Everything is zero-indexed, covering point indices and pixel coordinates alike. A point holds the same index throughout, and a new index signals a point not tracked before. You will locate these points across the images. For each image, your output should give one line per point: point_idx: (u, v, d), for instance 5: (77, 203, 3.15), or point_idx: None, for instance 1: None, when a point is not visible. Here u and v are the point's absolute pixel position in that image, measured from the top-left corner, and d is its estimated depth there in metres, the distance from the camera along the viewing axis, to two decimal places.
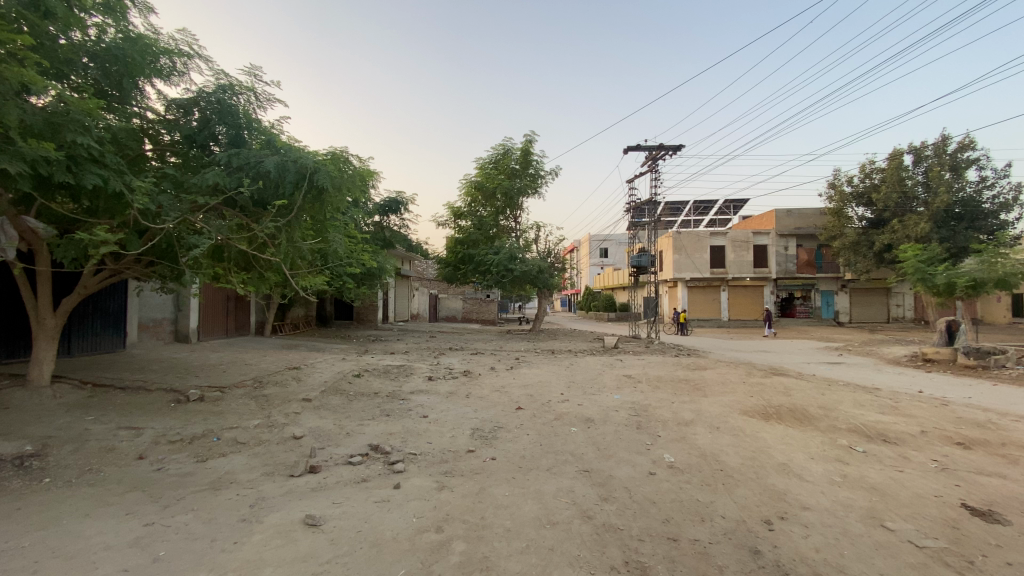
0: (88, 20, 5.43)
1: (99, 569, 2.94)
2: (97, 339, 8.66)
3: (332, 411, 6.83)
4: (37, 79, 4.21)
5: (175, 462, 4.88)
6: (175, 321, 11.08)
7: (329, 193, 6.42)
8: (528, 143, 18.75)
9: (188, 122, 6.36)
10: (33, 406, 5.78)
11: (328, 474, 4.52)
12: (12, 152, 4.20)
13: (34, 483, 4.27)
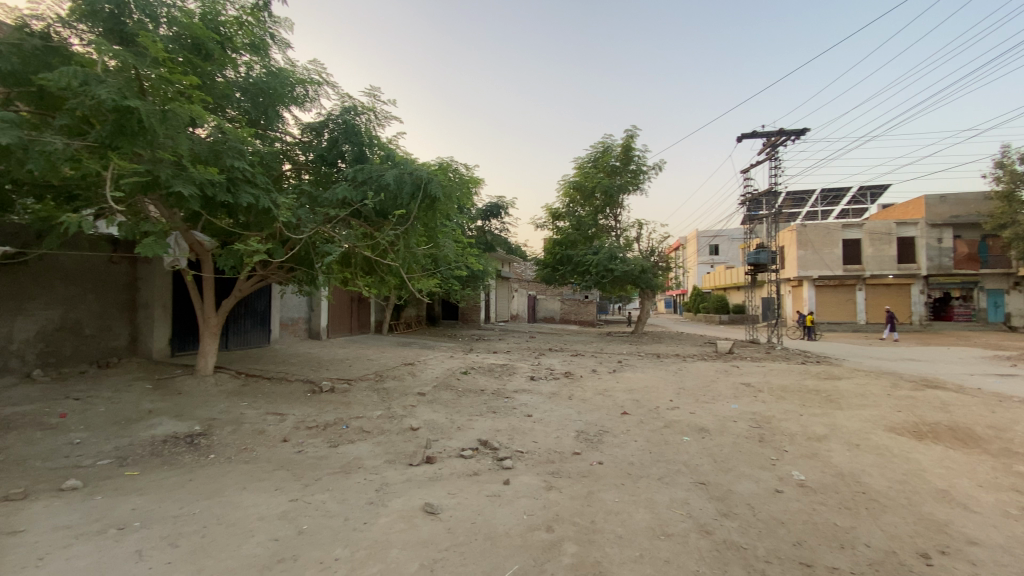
0: (240, 59, 6.30)
1: (256, 537, 3.39)
2: (249, 335, 10.01)
3: (443, 406, 7.21)
4: (202, 114, 4.99)
5: (312, 446, 5.48)
6: (308, 319, 12.45)
7: (441, 202, 6.82)
8: (629, 139, 18.24)
9: (319, 142, 7.13)
10: (201, 392, 6.85)
11: (442, 465, 4.78)
12: (185, 176, 5.01)
13: (203, 458, 5.06)
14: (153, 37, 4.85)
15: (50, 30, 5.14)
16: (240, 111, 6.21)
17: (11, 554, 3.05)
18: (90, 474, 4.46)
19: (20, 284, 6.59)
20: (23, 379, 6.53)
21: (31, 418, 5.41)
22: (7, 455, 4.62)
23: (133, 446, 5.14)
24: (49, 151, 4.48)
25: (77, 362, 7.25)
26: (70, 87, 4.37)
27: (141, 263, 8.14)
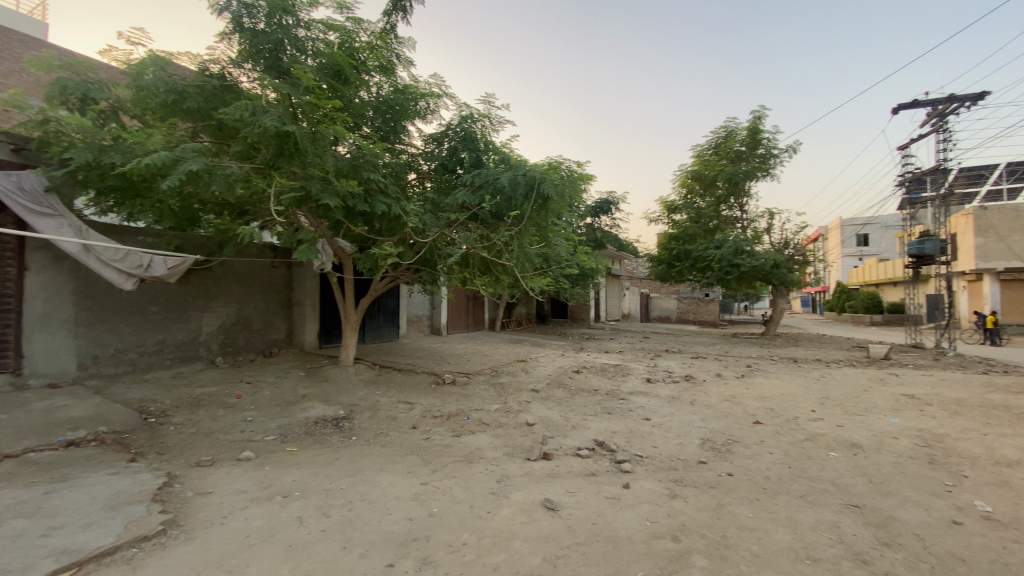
0: (372, 81, 6.94)
1: (393, 515, 3.73)
2: (381, 330, 11.01)
3: (558, 403, 7.26)
4: (343, 133, 5.61)
5: (438, 434, 5.86)
6: (430, 317, 13.32)
7: (554, 201, 6.90)
8: (756, 120, 16.71)
9: (440, 151, 7.60)
10: (343, 380, 7.69)
11: (560, 462, 4.82)
12: (331, 189, 5.66)
13: (347, 439, 5.69)
14: (304, 69, 5.54)
15: (225, 71, 6.06)
16: (372, 127, 6.85)
17: (206, 510, 3.70)
18: (260, 447, 5.25)
19: (207, 286, 7.94)
20: (210, 364, 7.88)
21: (217, 397, 6.52)
22: (202, 427, 5.62)
23: (292, 425, 5.94)
24: (228, 174, 5.34)
25: (248, 351, 8.57)
26: (244, 119, 5.16)
27: (294, 267, 9.37)
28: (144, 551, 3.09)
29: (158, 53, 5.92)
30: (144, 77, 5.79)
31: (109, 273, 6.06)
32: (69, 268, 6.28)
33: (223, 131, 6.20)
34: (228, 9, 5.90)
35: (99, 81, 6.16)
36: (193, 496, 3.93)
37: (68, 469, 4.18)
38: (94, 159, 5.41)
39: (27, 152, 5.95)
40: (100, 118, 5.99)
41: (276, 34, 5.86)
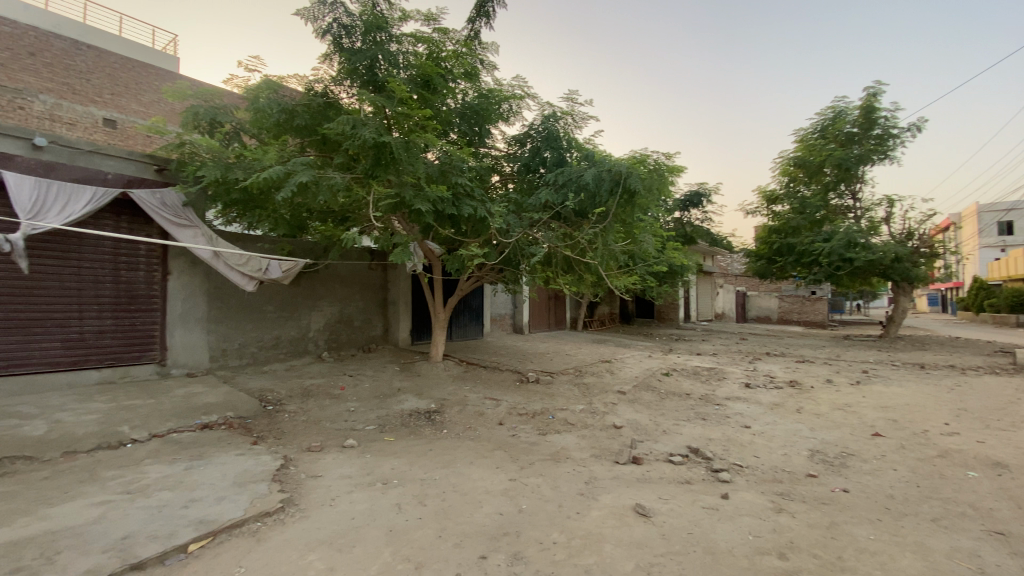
0: (458, 87, 7.18)
1: (485, 509, 3.84)
2: (467, 328, 11.37)
3: (646, 406, 7.05)
4: (433, 140, 5.87)
5: (524, 432, 5.95)
6: (513, 316, 13.52)
7: (640, 195, 6.70)
8: (872, 98, 14.99)
9: (523, 152, 7.68)
10: (434, 375, 8.05)
11: (651, 467, 4.68)
12: (422, 195, 5.95)
13: (438, 431, 5.96)
14: (397, 82, 5.87)
15: (328, 89, 6.54)
16: (459, 132, 7.08)
17: (317, 492, 4.06)
18: (361, 436, 5.65)
19: (314, 287, 8.69)
20: (317, 358, 8.62)
21: (323, 389, 7.12)
22: (311, 415, 6.17)
23: (389, 417, 6.32)
24: (332, 184, 5.81)
25: (349, 346, 9.26)
26: (345, 132, 5.58)
27: (388, 268, 9.95)
28: (267, 525, 3.45)
29: (271, 78, 6.52)
30: (260, 100, 6.42)
31: (234, 276, 6.84)
32: (203, 272, 7.19)
33: (326, 145, 6.73)
34: (329, 31, 6.38)
35: (224, 106, 6.95)
36: (305, 478, 4.33)
37: (205, 448, 4.78)
38: (222, 176, 6.13)
39: (167, 171, 6.80)
40: (225, 139, 6.77)
41: (371, 51, 6.23)
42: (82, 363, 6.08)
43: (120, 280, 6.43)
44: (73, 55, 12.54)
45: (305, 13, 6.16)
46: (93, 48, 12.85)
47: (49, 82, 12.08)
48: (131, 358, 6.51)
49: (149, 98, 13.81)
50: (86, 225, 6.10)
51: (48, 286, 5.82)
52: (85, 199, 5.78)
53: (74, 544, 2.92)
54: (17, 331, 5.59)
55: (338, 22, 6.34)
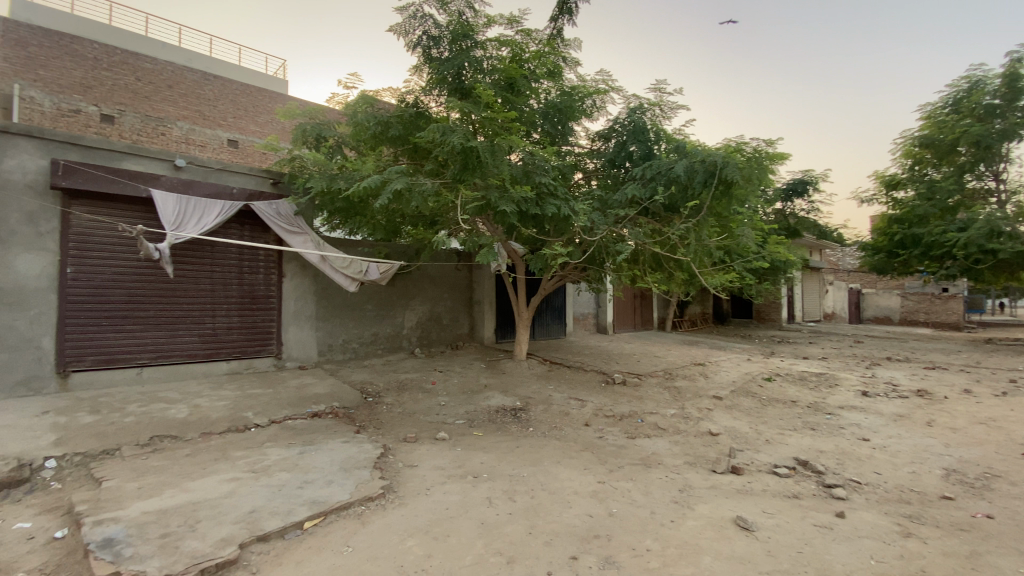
0: (541, 87, 7.20)
1: (575, 509, 3.82)
2: (550, 328, 11.40)
3: (745, 413, 6.60)
4: (518, 142, 5.95)
5: (612, 434, 5.83)
6: (597, 315, 13.32)
7: (738, 185, 6.31)
8: (1020, 61, 12.83)
9: (608, 148, 7.55)
10: (519, 374, 8.15)
11: (752, 478, 4.38)
12: (508, 196, 6.05)
13: (525, 429, 6.02)
14: (483, 87, 6.01)
15: (418, 99, 6.85)
16: (543, 132, 7.11)
17: (413, 481, 4.28)
18: (452, 429, 5.87)
19: (406, 287, 9.16)
20: (410, 354, 9.10)
21: (416, 383, 7.50)
22: (406, 408, 6.52)
23: (478, 412, 6.51)
24: (423, 190, 6.09)
25: (438, 343, 9.66)
26: (435, 139, 5.80)
27: (474, 269, 10.25)
28: (370, 510, 3.70)
29: (367, 94, 6.99)
30: (358, 115, 6.90)
31: (339, 278, 7.42)
32: (311, 274, 7.88)
33: (416, 152, 7.08)
34: (419, 44, 6.68)
35: (327, 122, 7.57)
36: (402, 467, 4.58)
37: (315, 435, 5.23)
38: (327, 186, 6.68)
39: (281, 183, 7.51)
40: (330, 152, 7.37)
41: (459, 58, 6.42)
42: (215, 355, 6.92)
43: (244, 282, 7.24)
44: (204, 85, 14.28)
45: (398, 28, 6.52)
46: (219, 78, 14.52)
47: (185, 110, 13.86)
48: (254, 351, 7.30)
49: (264, 119, 15.39)
50: (217, 234, 6.93)
51: (187, 288, 6.70)
52: (216, 211, 6.55)
53: (213, 514, 3.33)
54: (165, 327, 6.50)
55: (427, 34, 6.61)
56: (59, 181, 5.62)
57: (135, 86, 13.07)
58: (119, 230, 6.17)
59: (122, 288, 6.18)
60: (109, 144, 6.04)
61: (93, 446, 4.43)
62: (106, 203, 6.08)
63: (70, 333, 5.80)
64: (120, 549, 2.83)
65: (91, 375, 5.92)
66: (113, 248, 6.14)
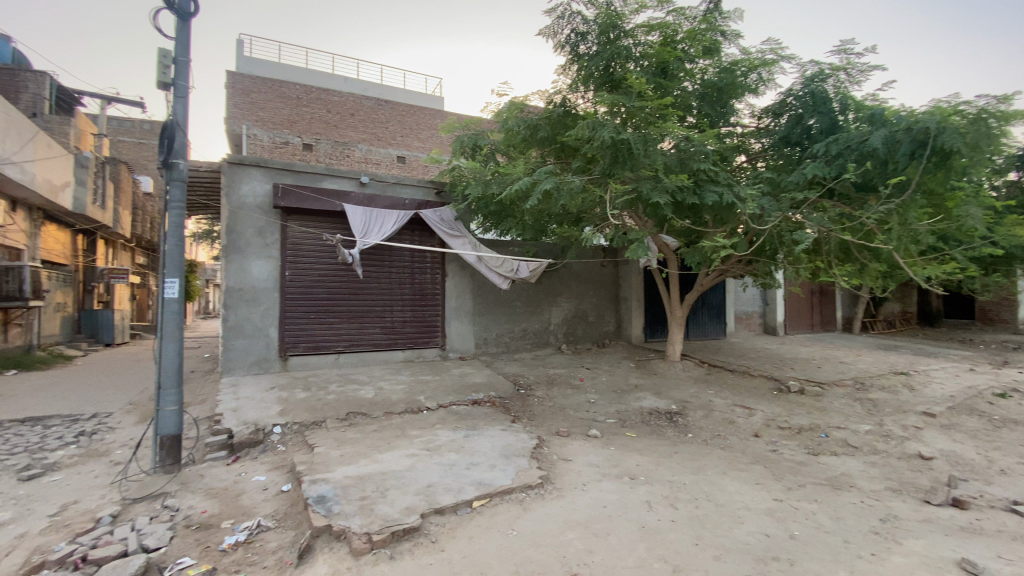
0: (697, 66, 6.71)
1: (747, 525, 3.47)
2: (707, 327, 10.60)
3: (971, 436, 5.34)
4: (672, 129, 5.61)
5: (788, 448, 5.18)
6: (764, 314, 12.02)
7: (959, 154, 5.14)
8: None
9: (778, 126, 6.72)
10: (674, 375, 7.73)
11: (985, 516, 3.51)
12: (661, 187, 5.75)
13: (683, 435, 5.68)
14: (634, 76, 5.79)
15: (566, 98, 6.87)
16: (700, 116, 6.61)
17: (570, 475, 4.31)
18: (604, 428, 5.79)
19: (554, 284, 9.31)
20: (558, 350, 9.24)
21: (566, 378, 7.59)
22: (557, 402, 6.62)
23: (630, 412, 6.33)
24: (572, 188, 6.10)
25: (586, 340, 9.64)
26: (585, 136, 5.75)
27: (621, 265, 10.01)
28: (531, 497, 3.81)
29: (517, 99, 7.11)
30: (510, 120, 7.18)
31: (493, 276, 7.85)
32: (467, 273, 8.47)
33: (564, 151, 7.13)
34: (567, 43, 6.67)
35: (481, 131, 8.02)
36: (558, 460, 4.65)
37: (476, 421, 5.59)
38: (483, 191, 7.09)
39: (443, 192, 8.21)
40: (485, 159, 7.82)
41: (608, 51, 6.27)
42: (392, 345, 7.83)
43: (414, 281, 8.06)
44: (377, 110, 16.28)
45: (546, 31, 6.62)
46: (389, 102, 16.42)
47: (364, 134, 15.97)
48: (423, 343, 8.09)
49: (426, 134, 16.96)
50: (392, 239, 7.85)
51: (370, 287, 7.71)
52: (393, 219, 7.45)
53: (397, 485, 3.75)
54: (355, 320, 7.56)
55: (575, 31, 6.55)
56: (279, 203, 6.88)
57: (327, 117, 15.45)
58: (320, 239, 7.35)
59: (323, 287, 7.35)
60: (312, 169, 7.23)
61: (306, 417, 5.34)
62: (311, 218, 7.29)
63: (288, 324, 7.09)
64: (330, 506, 3.35)
65: (303, 359, 7.15)
66: (316, 254, 7.33)
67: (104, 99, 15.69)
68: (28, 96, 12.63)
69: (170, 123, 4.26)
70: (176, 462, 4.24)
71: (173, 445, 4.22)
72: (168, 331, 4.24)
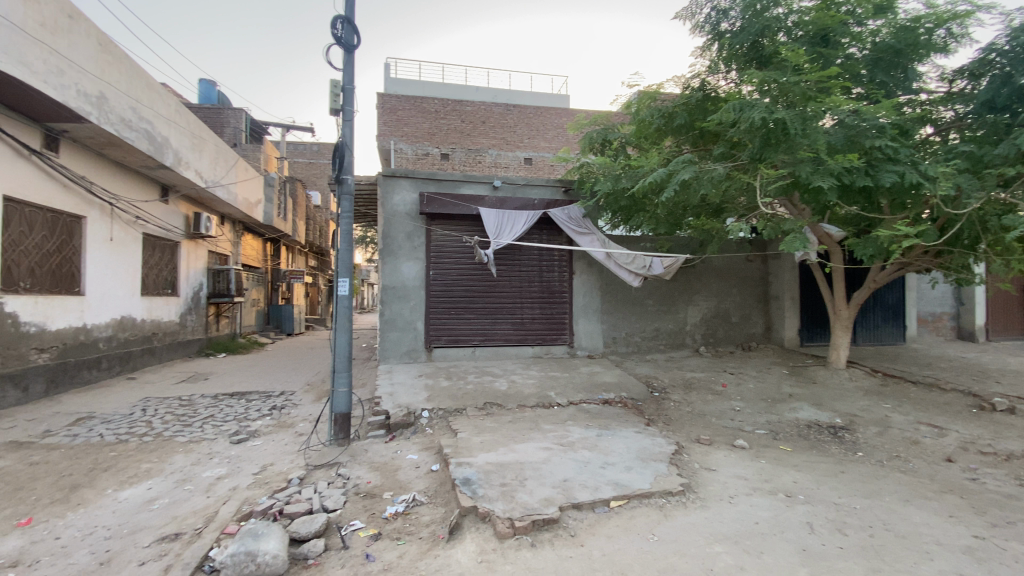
0: (868, 28, 5.82)
1: (938, 564, 2.92)
2: (880, 330, 9.13)
3: None
4: (838, 102, 4.95)
5: (996, 479, 4.24)
6: (957, 316, 10.00)
7: None
8: None
9: (977, 89, 5.58)
10: (837, 385, 6.79)
11: None
12: (825, 170, 5.10)
13: (850, 452, 4.96)
14: (788, 49, 5.22)
15: (706, 80, 6.43)
16: (872, 85, 5.72)
17: (714, 485, 4.02)
18: (752, 438, 5.29)
19: (691, 282, 8.78)
20: (695, 352, 8.70)
21: (705, 383, 7.09)
22: (696, 408, 6.23)
23: (782, 424, 5.71)
24: (714, 176, 5.71)
25: (728, 342, 8.93)
26: (730, 119, 5.33)
27: (771, 260, 9.08)
28: (672, 504, 3.62)
29: (649, 88, 6.82)
30: (642, 111, 6.93)
31: (623, 273, 7.69)
32: (597, 271, 8.39)
33: (704, 138, 6.69)
34: (707, 22, 6.25)
35: (610, 125, 7.82)
36: (699, 469, 4.36)
37: (609, 421, 5.50)
38: (613, 187, 6.95)
39: (571, 190, 8.22)
40: (615, 154, 7.65)
41: (756, 25, 5.75)
42: (524, 341, 8.06)
43: (544, 278, 8.21)
44: (505, 115, 16.91)
45: (683, 14, 6.27)
46: (516, 106, 16.95)
47: (494, 139, 16.70)
48: (553, 340, 8.20)
49: (552, 134, 17.16)
50: (523, 239, 8.09)
51: (505, 285, 8.04)
52: (523, 220, 7.66)
53: (535, 476, 3.84)
54: (491, 316, 7.95)
55: (716, 9, 6.11)
56: (424, 209, 7.51)
57: (460, 126, 16.48)
58: (459, 240, 7.85)
59: (463, 285, 7.85)
60: (452, 176, 7.74)
61: (448, 405, 5.75)
62: (451, 221, 7.82)
63: (432, 318, 7.70)
64: (475, 488, 3.55)
65: (444, 351, 7.71)
66: (456, 254, 7.84)
67: (283, 127, 18.58)
68: (230, 130, 15.46)
69: (340, 145, 4.86)
70: (345, 437, 4.86)
71: (344, 422, 4.84)
72: (340, 323, 4.86)
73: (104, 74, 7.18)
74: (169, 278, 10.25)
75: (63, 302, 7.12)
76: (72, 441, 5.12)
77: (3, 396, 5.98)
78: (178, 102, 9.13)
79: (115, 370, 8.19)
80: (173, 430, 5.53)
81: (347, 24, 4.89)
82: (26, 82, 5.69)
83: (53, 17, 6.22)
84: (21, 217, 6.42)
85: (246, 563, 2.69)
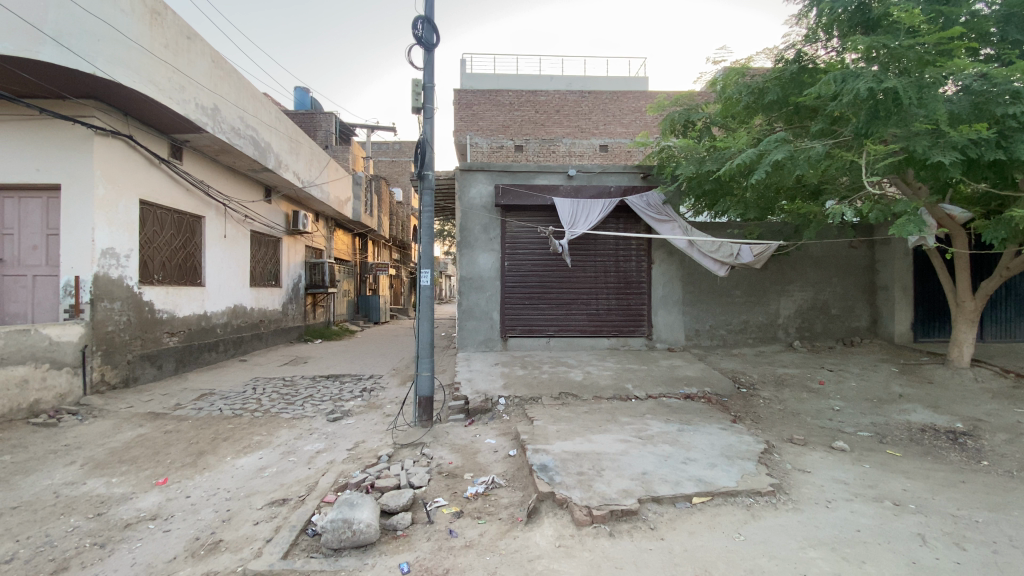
0: None
1: None
2: (1013, 326, 7.96)
3: None
4: (963, 65, 4.36)
5: None
6: None
7: None
8: None
9: None
10: (958, 387, 6.04)
11: None
12: (945, 143, 4.56)
13: (973, 461, 4.40)
14: (900, 10, 4.68)
15: (801, 51, 5.91)
16: (1004, 45, 5.02)
17: (809, 488, 3.75)
18: (854, 441, 4.86)
19: (784, 271, 8.18)
20: (788, 347, 8.12)
21: (800, 380, 6.60)
22: (789, 406, 5.83)
23: (890, 427, 5.18)
24: (812, 155, 5.26)
25: (827, 337, 8.24)
26: (831, 92, 4.87)
27: (880, 246, 8.21)
28: (761, 504, 3.43)
29: (737, 63, 6.45)
30: (729, 89, 6.51)
31: (707, 262, 7.33)
32: (678, 260, 8.08)
33: (799, 113, 6.16)
34: None
35: (694, 105, 7.40)
36: (793, 470, 4.08)
37: (690, 416, 5.31)
38: (696, 170, 6.66)
39: (650, 176, 7.93)
40: (699, 135, 7.27)
41: None
42: (599, 332, 7.96)
43: (620, 268, 8.05)
44: (580, 102, 16.68)
45: None
46: (591, 93, 16.66)
47: (568, 129, 16.57)
48: (630, 331, 8.03)
49: (629, 119, 16.65)
50: (599, 228, 7.98)
51: (581, 275, 7.99)
52: (600, 208, 7.53)
53: (613, 467, 3.82)
54: (566, 307, 7.94)
55: None
56: (499, 201, 7.63)
57: (535, 117, 16.51)
58: (534, 231, 7.89)
59: (539, 276, 7.91)
60: (527, 167, 7.79)
61: (525, 393, 5.84)
62: (527, 213, 7.90)
63: (508, 308, 7.84)
64: (552, 475, 3.59)
65: (519, 340, 7.83)
66: (531, 244, 7.90)
67: (368, 128, 19.65)
68: (323, 133, 16.74)
69: (421, 142, 5.07)
70: (429, 419, 5.12)
71: (427, 405, 5.10)
72: (423, 312, 5.11)
73: (217, 87, 8.02)
74: (273, 271, 11.28)
75: (188, 292, 8.10)
76: (197, 413, 5.84)
77: (143, 372, 6.94)
78: (277, 109, 9.95)
79: (229, 353, 9.18)
80: (278, 407, 6.13)
81: (427, 23, 5.07)
82: (156, 99, 6.51)
83: (175, 39, 7.04)
84: (155, 218, 7.36)
85: (343, 529, 2.91)
